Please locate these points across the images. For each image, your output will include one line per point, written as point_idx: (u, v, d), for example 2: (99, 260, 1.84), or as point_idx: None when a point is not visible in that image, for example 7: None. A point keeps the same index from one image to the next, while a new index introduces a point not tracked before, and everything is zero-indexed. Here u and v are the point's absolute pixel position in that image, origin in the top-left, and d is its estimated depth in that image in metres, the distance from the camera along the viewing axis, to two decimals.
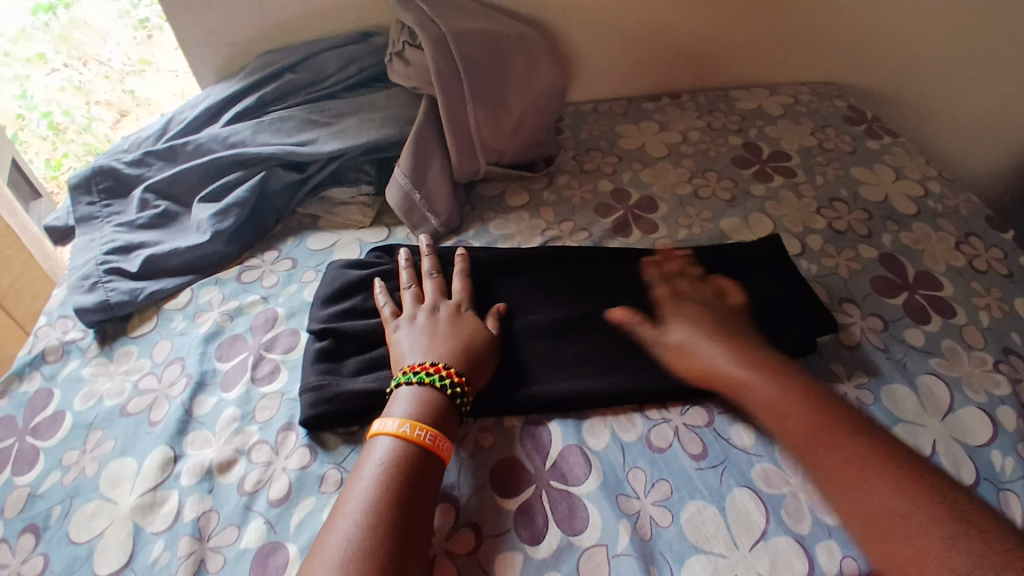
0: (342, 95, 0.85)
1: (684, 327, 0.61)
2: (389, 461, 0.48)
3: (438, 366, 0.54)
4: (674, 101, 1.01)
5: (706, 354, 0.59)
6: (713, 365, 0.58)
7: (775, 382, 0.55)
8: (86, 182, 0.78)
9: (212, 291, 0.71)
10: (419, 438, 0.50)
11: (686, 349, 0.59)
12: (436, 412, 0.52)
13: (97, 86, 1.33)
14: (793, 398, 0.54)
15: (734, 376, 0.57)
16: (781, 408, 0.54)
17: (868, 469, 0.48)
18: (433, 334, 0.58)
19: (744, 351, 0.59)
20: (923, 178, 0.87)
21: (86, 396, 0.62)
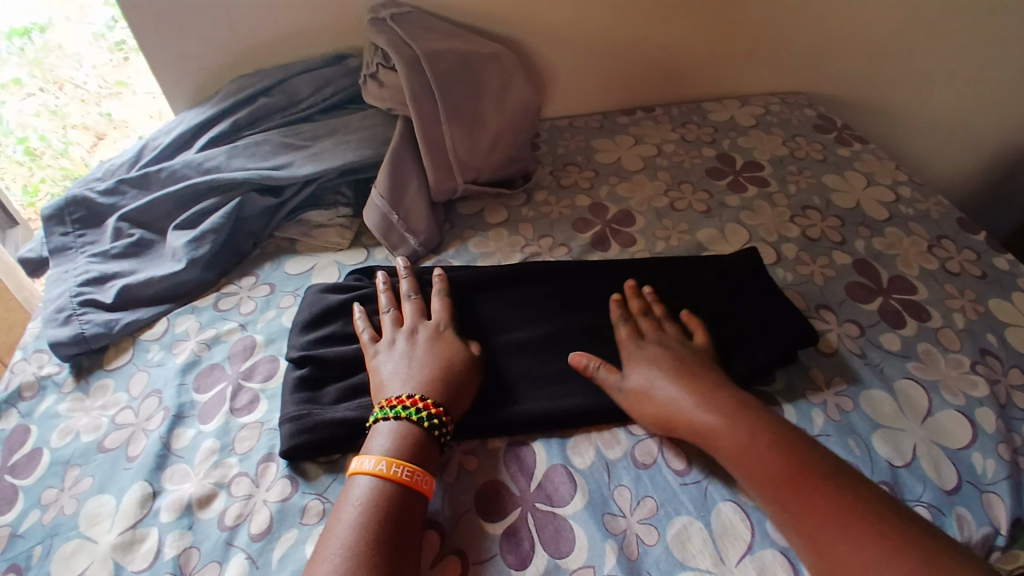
0: (316, 117, 0.85)
1: (640, 369, 0.58)
2: (367, 501, 0.48)
3: (414, 399, 0.54)
4: (648, 114, 1.02)
5: (670, 398, 0.56)
6: (682, 410, 0.55)
7: (740, 429, 0.52)
8: (59, 213, 0.77)
9: (189, 320, 0.70)
10: (396, 475, 0.49)
11: (649, 394, 0.56)
12: (415, 446, 0.52)
13: (72, 110, 1.28)
14: (762, 444, 0.51)
15: (692, 419, 0.54)
16: (750, 456, 0.51)
17: (842, 521, 0.47)
18: (412, 359, 0.58)
19: (700, 388, 0.56)
20: (894, 184, 0.89)
21: (63, 432, 0.61)
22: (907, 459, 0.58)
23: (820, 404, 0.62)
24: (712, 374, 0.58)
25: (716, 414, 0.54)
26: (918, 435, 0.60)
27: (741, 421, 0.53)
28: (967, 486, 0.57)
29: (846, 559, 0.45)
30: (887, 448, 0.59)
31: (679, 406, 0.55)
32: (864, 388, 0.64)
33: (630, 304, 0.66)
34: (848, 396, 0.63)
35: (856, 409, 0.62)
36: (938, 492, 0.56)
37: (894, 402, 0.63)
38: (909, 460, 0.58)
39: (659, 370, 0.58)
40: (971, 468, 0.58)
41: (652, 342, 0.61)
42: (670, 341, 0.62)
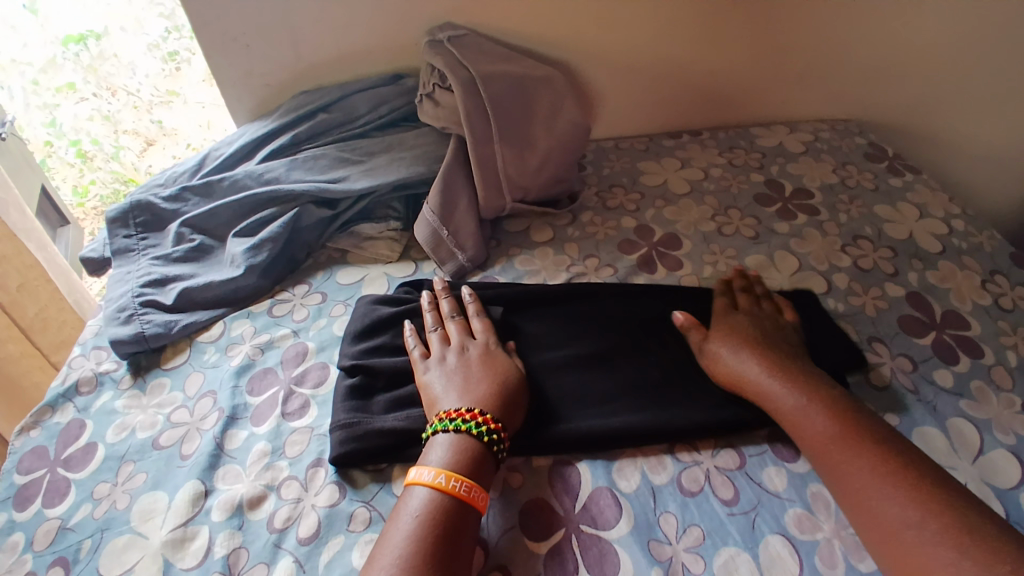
0: (372, 134, 0.87)
1: (717, 336, 0.64)
2: (426, 513, 0.48)
3: (473, 412, 0.54)
4: (694, 138, 1.02)
5: (736, 362, 0.61)
6: (744, 371, 0.60)
7: (804, 390, 0.57)
8: (123, 215, 0.81)
9: (244, 324, 0.72)
10: (453, 490, 0.50)
11: (715, 358, 0.62)
12: (472, 462, 0.52)
13: (126, 117, 1.38)
14: (819, 409, 0.55)
15: (751, 379, 0.59)
16: (804, 417, 0.55)
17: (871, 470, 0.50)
18: (466, 372, 0.59)
19: (759, 352, 0.61)
20: (947, 216, 0.87)
21: (119, 428, 0.63)
22: None
23: None
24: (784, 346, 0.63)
25: (781, 375, 0.58)
26: (969, 473, 0.58)
27: (803, 383, 0.58)
28: (1014, 525, 0.55)
29: (882, 512, 0.48)
30: None
31: (739, 368, 0.61)
32: (915, 423, 0.62)
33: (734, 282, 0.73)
34: (900, 431, 0.62)
35: None
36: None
37: (946, 438, 0.61)
38: None
39: (733, 336, 0.63)
40: (1019, 507, 0.56)
41: (740, 315, 0.67)
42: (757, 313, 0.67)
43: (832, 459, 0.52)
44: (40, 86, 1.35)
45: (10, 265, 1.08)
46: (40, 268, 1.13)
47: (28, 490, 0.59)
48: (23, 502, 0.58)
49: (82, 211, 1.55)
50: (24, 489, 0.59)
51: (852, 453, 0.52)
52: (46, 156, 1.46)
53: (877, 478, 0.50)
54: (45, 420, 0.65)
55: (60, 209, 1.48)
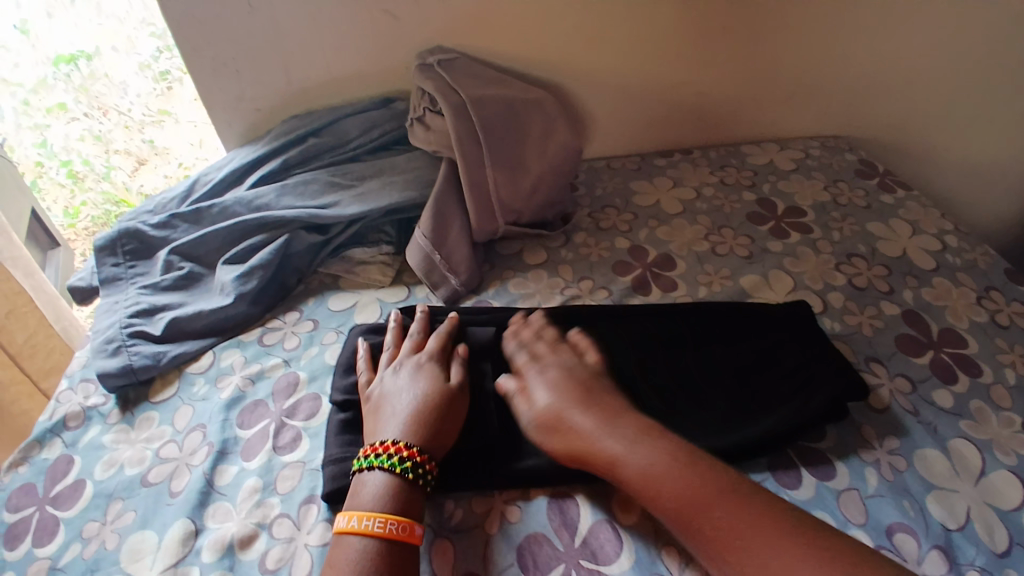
0: (363, 158, 0.87)
1: (547, 395, 0.58)
2: (357, 559, 0.47)
3: (388, 445, 0.53)
4: (686, 157, 1.03)
5: (576, 424, 0.55)
6: (584, 434, 0.54)
7: (643, 451, 0.51)
8: (111, 243, 0.79)
9: (235, 353, 0.71)
10: (369, 529, 0.48)
11: (564, 422, 0.56)
12: (395, 498, 0.51)
13: (116, 136, 1.38)
14: (665, 467, 0.50)
15: (605, 449, 0.52)
16: (653, 481, 0.49)
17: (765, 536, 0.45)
18: (404, 393, 0.58)
19: (606, 419, 0.55)
20: (940, 232, 0.87)
21: (108, 464, 0.62)
22: (961, 522, 0.56)
23: (873, 462, 0.60)
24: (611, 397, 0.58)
25: (618, 436, 0.53)
26: (971, 497, 0.58)
27: (639, 441, 0.52)
28: (1019, 549, 0.54)
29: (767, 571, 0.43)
30: (940, 510, 0.57)
31: (593, 436, 0.54)
32: (916, 446, 0.62)
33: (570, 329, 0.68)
34: (901, 454, 0.61)
35: (909, 468, 0.60)
36: (991, 557, 0.53)
37: (946, 461, 0.61)
38: (963, 523, 0.56)
39: (557, 396, 0.58)
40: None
41: (546, 361, 0.62)
42: (563, 358, 0.63)
43: (713, 533, 0.46)
44: (31, 107, 1.32)
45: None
46: (27, 295, 1.11)
47: (17, 528, 0.57)
48: (12, 540, 0.56)
49: (72, 232, 1.47)
50: (12, 527, 0.57)
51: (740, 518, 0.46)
52: (36, 177, 1.39)
53: (774, 550, 0.44)
54: (32, 455, 0.63)
55: (53, 232, 1.40)
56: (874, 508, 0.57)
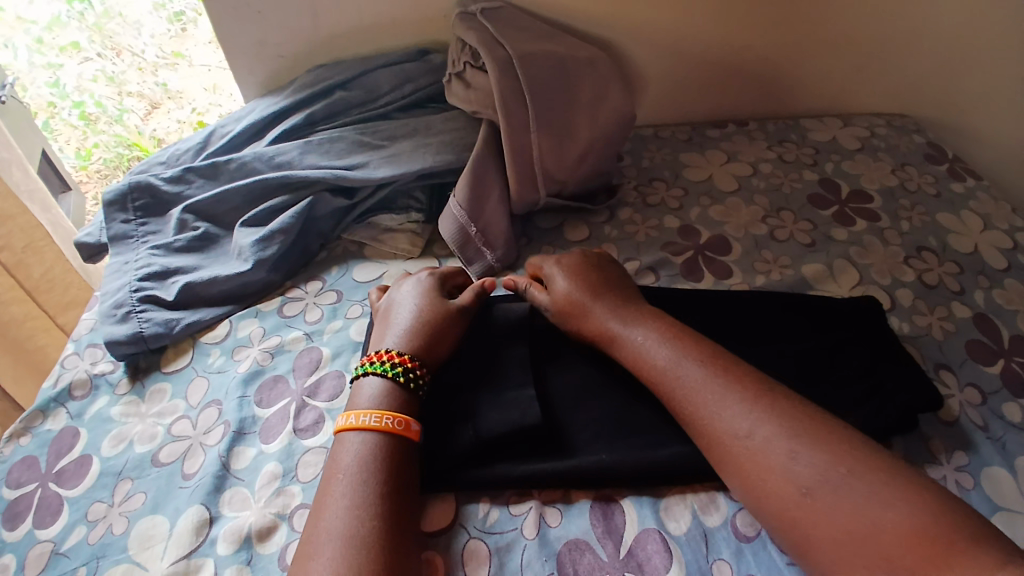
0: (394, 115, 0.80)
1: (564, 279, 0.63)
2: (363, 448, 0.49)
3: (386, 354, 0.55)
4: (741, 128, 0.94)
5: (585, 305, 0.60)
6: (591, 316, 0.59)
7: (645, 330, 0.57)
8: (121, 198, 0.74)
9: (253, 324, 0.66)
10: (362, 423, 0.50)
11: (583, 315, 0.60)
12: (392, 398, 0.52)
13: (130, 77, 1.29)
14: (660, 344, 0.55)
15: (615, 335, 0.58)
16: (647, 357, 0.55)
17: (747, 412, 0.49)
18: (405, 310, 0.60)
19: (617, 309, 0.59)
20: (1013, 228, 0.79)
21: (116, 439, 0.58)
22: None
23: (940, 479, 0.54)
24: (626, 292, 0.62)
25: (621, 318, 0.59)
26: None
27: (641, 324, 0.58)
28: None
29: (732, 423, 0.48)
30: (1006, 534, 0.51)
31: (606, 323, 0.58)
32: (984, 463, 0.56)
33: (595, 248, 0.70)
34: (969, 472, 0.55)
35: (977, 488, 0.54)
36: None
37: (1015, 481, 0.54)
38: None
39: (573, 281, 0.63)
40: None
41: (564, 256, 0.67)
42: (582, 254, 0.67)
43: (701, 413, 0.50)
44: (44, 45, 1.25)
45: (11, 226, 1.02)
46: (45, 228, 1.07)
47: (17, 507, 0.54)
48: (13, 519, 0.53)
49: (84, 174, 1.37)
50: (13, 504, 0.54)
51: (724, 396, 0.50)
52: (48, 117, 1.32)
53: (745, 416, 0.48)
54: (35, 425, 0.60)
55: (62, 174, 1.30)
56: None
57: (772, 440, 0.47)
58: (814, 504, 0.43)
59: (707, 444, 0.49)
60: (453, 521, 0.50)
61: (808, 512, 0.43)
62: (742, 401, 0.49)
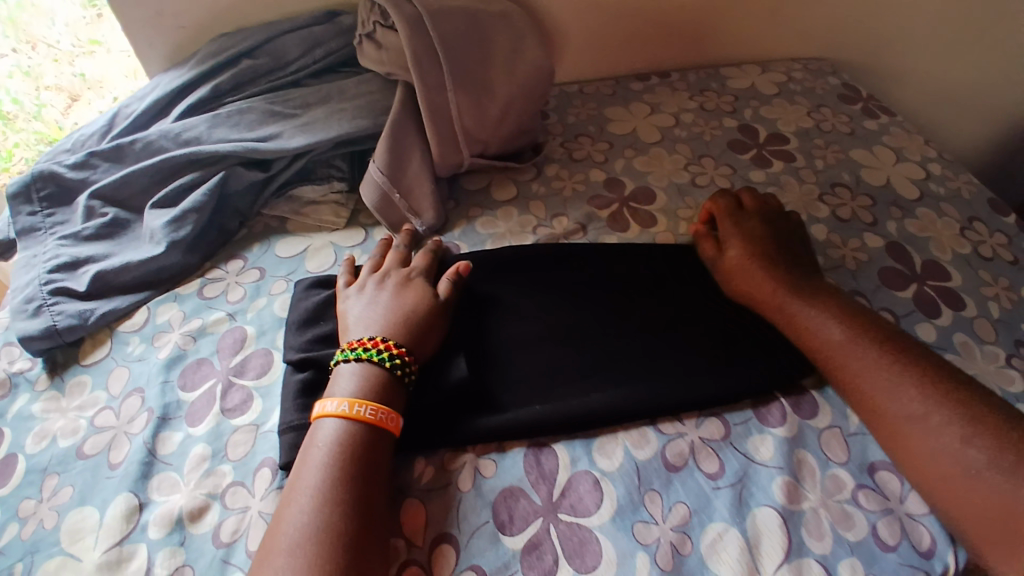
0: (305, 82, 0.77)
1: (743, 251, 0.64)
2: (334, 441, 0.47)
3: (376, 340, 0.53)
4: (664, 80, 0.95)
5: (758, 277, 0.61)
6: (763, 290, 0.60)
7: (830, 306, 0.58)
8: (25, 190, 0.70)
9: (172, 309, 0.64)
10: (359, 415, 0.48)
11: (744, 278, 0.62)
12: (379, 388, 0.51)
13: (45, 71, 1.00)
14: (836, 320, 0.56)
15: (778, 301, 0.59)
16: (817, 330, 0.56)
17: (910, 389, 0.51)
18: (382, 302, 0.57)
19: (790, 279, 0.61)
20: (923, 159, 0.83)
21: (39, 436, 0.55)
22: None
23: None
24: (801, 260, 0.63)
25: (798, 292, 0.59)
26: None
27: (823, 301, 0.58)
28: None
29: (901, 401, 0.51)
30: None
31: (777, 297, 0.59)
32: None
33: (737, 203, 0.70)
34: None
35: None
36: None
37: None
38: None
39: (755, 253, 0.63)
40: None
41: (750, 224, 0.66)
42: (752, 223, 0.67)
43: (864, 390, 0.52)
44: None
45: None
46: None
47: None
48: None
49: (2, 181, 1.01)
50: None
51: (890, 377, 0.52)
52: None
53: (915, 397, 0.50)
54: None
55: None
56: (858, 448, 0.53)
57: (945, 424, 0.48)
58: (928, 454, 0.48)
59: (874, 420, 0.52)
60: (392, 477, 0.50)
61: (926, 466, 0.48)
62: (907, 383, 0.51)
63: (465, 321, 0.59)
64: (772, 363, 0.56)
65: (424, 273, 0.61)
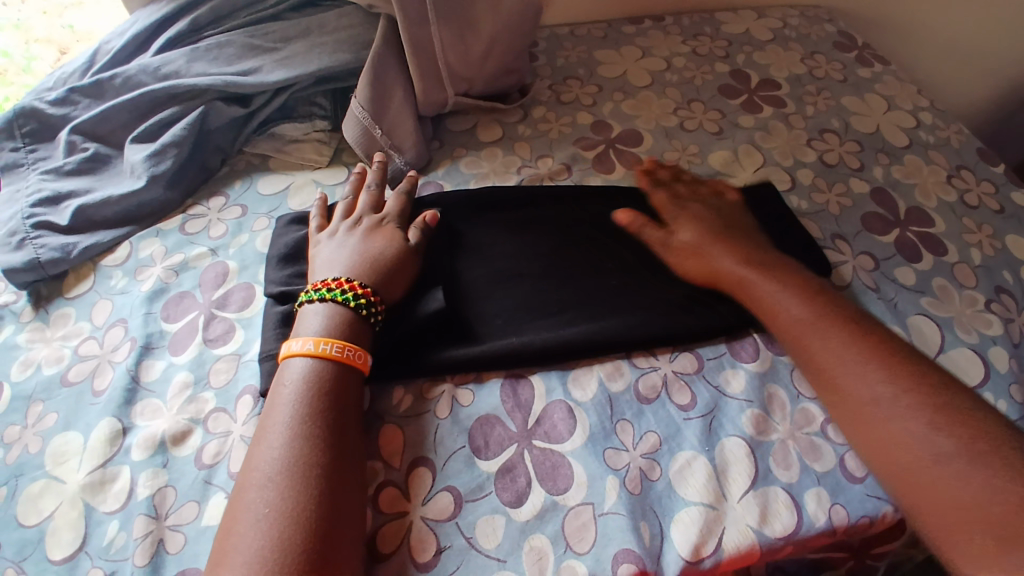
0: (286, 16, 0.75)
1: (686, 227, 0.61)
2: (302, 379, 0.47)
3: (340, 281, 0.52)
4: (657, 24, 0.93)
5: (713, 255, 0.58)
6: (724, 267, 0.57)
7: (789, 283, 0.54)
8: (7, 126, 0.68)
9: (154, 243, 0.64)
10: (326, 353, 0.48)
11: (697, 255, 0.58)
12: (345, 327, 0.50)
13: (36, 23, 0.96)
14: (794, 296, 0.53)
15: (741, 276, 0.56)
16: (778, 305, 0.53)
17: (878, 372, 0.48)
18: (351, 245, 0.56)
19: (753, 257, 0.57)
20: (915, 108, 0.82)
21: (23, 364, 0.56)
22: None
23: None
24: (759, 239, 0.60)
25: (752, 264, 0.56)
26: None
27: (782, 278, 0.55)
28: None
29: (861, 379, 0.48)
30: None
31: (736, 271, 0.56)
32: None
33: (659, 175, 0.67)
34: None
35: None
36: None
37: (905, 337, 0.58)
38: None
39: (701, 230, 0.60)
40: None
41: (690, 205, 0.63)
42: (705, 202, 0.64)
43: (827, 370, 0.49)
44: None
45: None
46: None
47: None
48: None
49: None
50: None
51: (856, 358, 0.49)
52: None
53: (874, 380, 0.47)
54: None
55: None
56: None
57: (900, 407, 0.46)
58: (898, 436, 0.45)
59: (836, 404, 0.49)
60: (370, 406, 0.51)
61: (891, 449, 0.45)
62: (868, 363, 0.48)
63: (438, 262, 0.59)
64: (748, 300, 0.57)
65: (396, 218, 0.60)
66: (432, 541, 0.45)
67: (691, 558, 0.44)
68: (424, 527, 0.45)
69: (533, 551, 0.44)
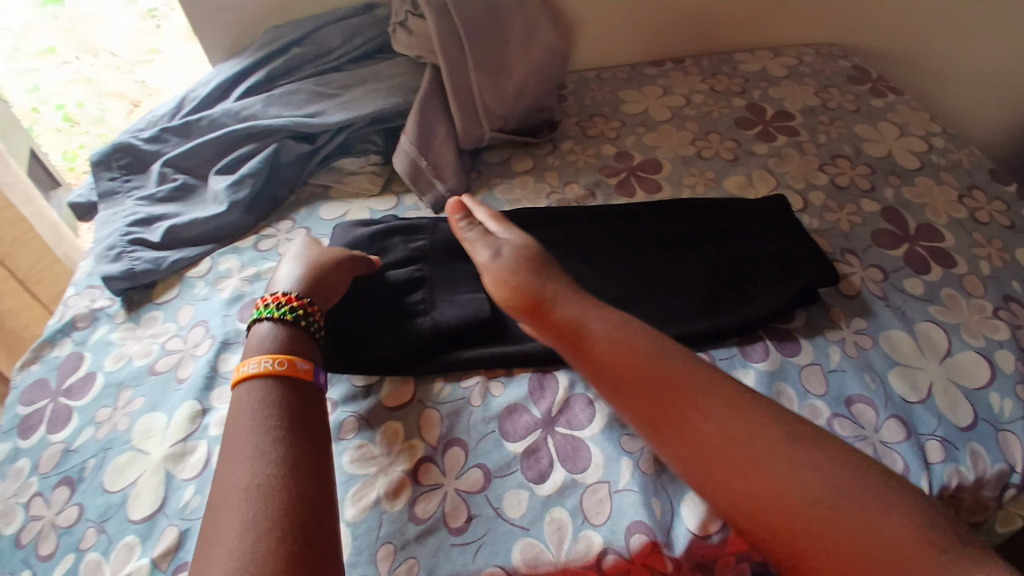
0: (347, 67, 0.87)
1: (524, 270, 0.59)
2: (264, 396, 0.49)
3: (265, 301, 0.57)
4: (677, 65, 1.01)
5: (547, 291, 0.56)
6: (569, 309, 0.55)
7: (617, 326, 0.53)
8: (106, 159, 0.81)
9: (232, 258, 0.74)
10: (245, 371, 0.51)
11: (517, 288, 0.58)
12: (282, 332, 0.55)
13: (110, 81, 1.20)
14: (624, 335, 0.52)
15: (577, 320, 0.54)
16: (619, 345, 0.52)
17: (716, 403, 0.48)
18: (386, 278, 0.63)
19: (588, 300, 0.56)
20: (927, 134, 0.87)
21: (116, 357, 0.66)
22: (922, 395, 0.57)
23: (839, 340, 0.61)
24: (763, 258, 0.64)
25: (584, 306, 0.55)
26: (936, 374, 0.59)
27: (607, 316, 0.54)
28: (982, 423, 0.55)
29: (707, 417, 0.47)
30: (903, 383, 0.58)
31: (571, 312, 0.55)
32: (884, 327, 0.62)
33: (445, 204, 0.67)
34: (868, 333, 0.62)
35: (874, 346, 0.61)
36: (953, 428, 0.55)
37: (912, 341, 0.61)
38: (924, 395, 0.57)
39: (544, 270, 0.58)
40: (988, 406, 0.56)
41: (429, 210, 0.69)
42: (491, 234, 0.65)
43: (672, 412, 0.48)
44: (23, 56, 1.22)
45: None
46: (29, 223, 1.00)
47: (30, 420, 0.62)
48: (26, 430, 0.61)
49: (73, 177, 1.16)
50: (25, 419, 0.62)
51: (699, 400, 0.48)
52: (30, 124, 1.19)
53: (717, 418, 0.47)
54: (44, 354, 0.67)
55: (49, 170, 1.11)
56: (837, 380, 0.58)
57: (749, 439, 0.45)
58: (764, 472, 0.44)
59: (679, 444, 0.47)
60: (412, 396, 0.58)
61: (748, 485, 0.44)
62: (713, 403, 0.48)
63: (467, 281, 0.65)
64: (761, 308, 0.62)
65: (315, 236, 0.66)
66: (465, 512, 0.50)
67: (698, 531, 0.48)
68: (458, 499, 0.51)
69: (554, 521, 0.49)
